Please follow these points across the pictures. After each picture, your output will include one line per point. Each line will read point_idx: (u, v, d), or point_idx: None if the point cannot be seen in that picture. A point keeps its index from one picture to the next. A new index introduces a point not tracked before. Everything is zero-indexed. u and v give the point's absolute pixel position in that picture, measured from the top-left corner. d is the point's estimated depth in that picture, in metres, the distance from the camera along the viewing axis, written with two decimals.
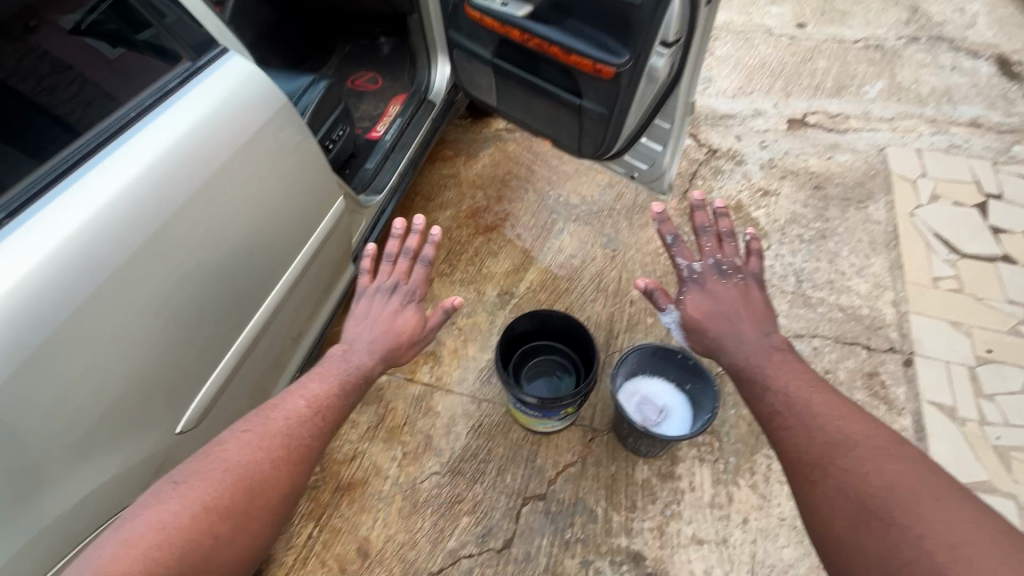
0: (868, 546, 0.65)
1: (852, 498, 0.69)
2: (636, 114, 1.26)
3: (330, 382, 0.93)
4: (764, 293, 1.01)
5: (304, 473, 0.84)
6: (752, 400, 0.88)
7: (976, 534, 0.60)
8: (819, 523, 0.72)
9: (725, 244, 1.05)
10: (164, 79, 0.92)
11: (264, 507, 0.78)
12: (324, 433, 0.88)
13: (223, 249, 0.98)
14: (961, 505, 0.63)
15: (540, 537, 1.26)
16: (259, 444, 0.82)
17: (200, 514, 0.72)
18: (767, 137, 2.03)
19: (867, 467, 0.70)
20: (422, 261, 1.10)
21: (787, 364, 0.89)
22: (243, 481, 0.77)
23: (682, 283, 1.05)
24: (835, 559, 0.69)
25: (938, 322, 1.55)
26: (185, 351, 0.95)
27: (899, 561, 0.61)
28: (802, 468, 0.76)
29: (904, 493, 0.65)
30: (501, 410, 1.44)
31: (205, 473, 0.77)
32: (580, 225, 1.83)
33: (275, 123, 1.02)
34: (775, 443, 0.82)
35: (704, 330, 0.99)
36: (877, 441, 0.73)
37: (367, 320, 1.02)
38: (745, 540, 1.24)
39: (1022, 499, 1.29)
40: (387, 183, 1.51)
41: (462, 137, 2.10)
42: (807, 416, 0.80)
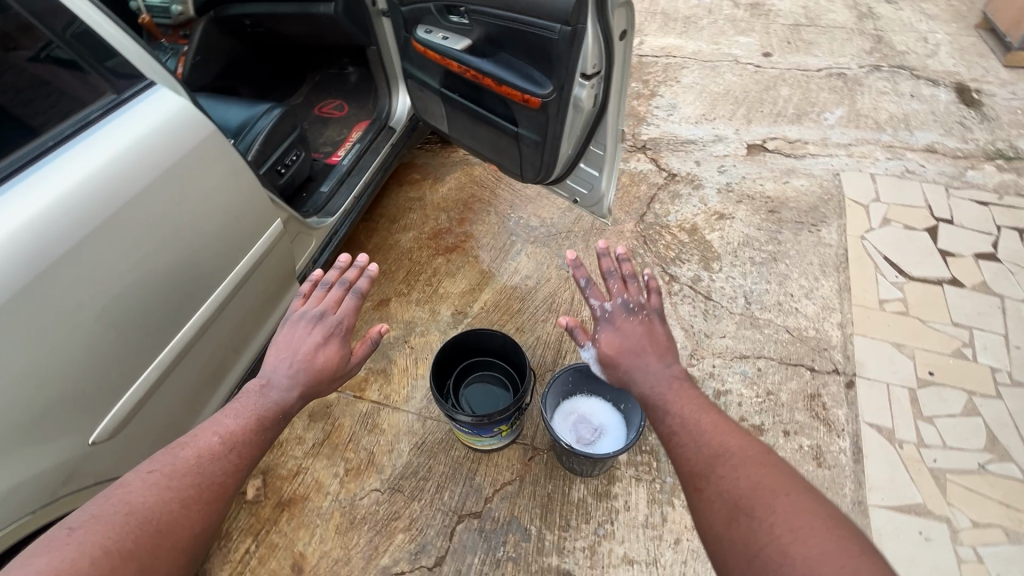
0: (738, 539, 0.70)
1: (726, 500, 0.73)
2: (569, 142, 1.31)
3: (246, 417, 0.93)
4: (667, 328, 1.01)
5: (219, 510, 0.82)
6: (655, 423, 0.89)
7: (811, 518, 0.68)
8: (701, 523, 0.76)
9: (629, 284, 1.06)
10: (87, 110, 0.97)
11: (173, 550, 0.75)
12: (240, 470, 0.86)
13: (149, 268, 1.03)
14: (805, 497, 0.71)
15: (472, 554, 1.27)
16: (167, 484, 0.79)
17: (100, 559, 0.68)
18: (726, 162, 2.07)
19: (739, 472, 0.76)
20: (355, 291, 1.13)
21: (685, 396, 0.89)
22: (147, 523, 0.74)
23: (596, 322, 1.04)
24: (712, 554, 0.74)
25: (881, 345, 1.57)
26: (106, 363, 0.99)
27: (757, 548, 0.68)
28: (689, 477, 0.79)
29: (764, 492, 0.72)
30: (445, 427, 1.46)
31: (103, 518, 0.73)
32: (537, 247, 1.86)
33: (203, 151, 1.08)
34: (672, 459, 0.84)
35: (616, 364, 0.98)
36: (749, 450, 0.79)
37: (287, 350, 1.03)
38: (676, 561, 1.24)
39: (954, 522, 1.29)
40: (341, 205, 1.57)
41: (430, 161, 2.17)
42: (697, 433, 0.82)
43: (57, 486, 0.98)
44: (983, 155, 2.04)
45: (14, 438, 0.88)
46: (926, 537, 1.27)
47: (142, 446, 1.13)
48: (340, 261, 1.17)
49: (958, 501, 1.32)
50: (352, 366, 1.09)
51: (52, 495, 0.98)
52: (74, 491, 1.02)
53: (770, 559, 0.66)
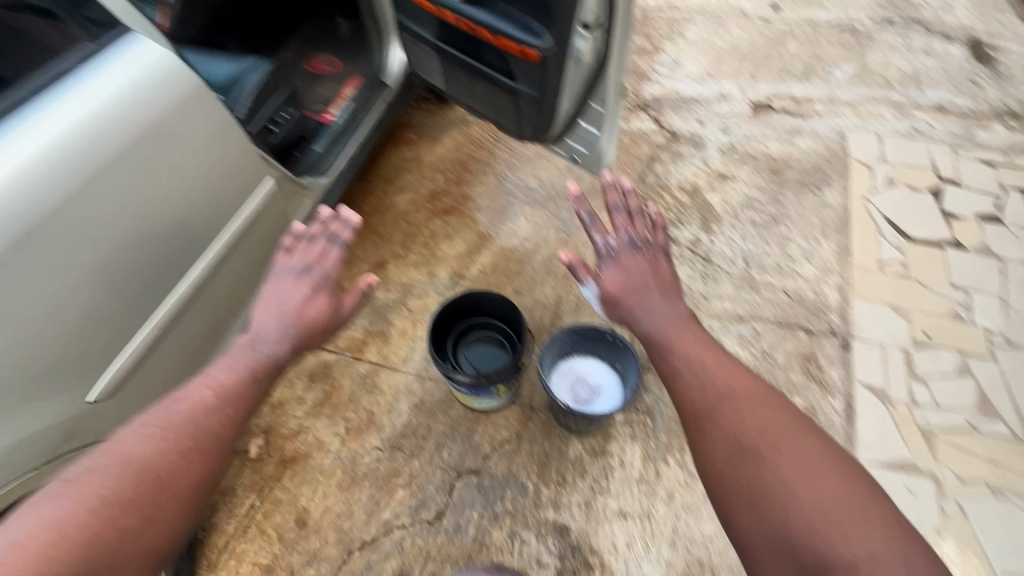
0: (744, 478, 0.74)
1: (733, 441, 0.76)
2: (568, 100, 1.29)
3: (238, 370, 0.97)
4: (672, 266, 1.03)
5: (215, 460, 0.89)
6: (657, 362, 0.90)
7: (818, 460, 0.73)
8: (703, 460, 0.80)
9: (635, 219, 1.06)
10: (63, 61, 0.93)
11: (173, 499, 0.83)
12: (235, 420, 0.92)
13: (141, 227, 1.01)
14: (810, 437, 0.75)
15: (471, 509, 1.30)
16: (163, 436, 0.86)
17: (98, 508, 0.77)
18: (729, 122, 2.01)
19: (745, 414, 0.78)
20: (338, 243, 1.13)
21: (689, 335, 0.90)
22: (144, 474, 0.82)
23: (599, 258, 1.04)
24: (712, 489, 0.78)
25: (879, 307, 1.57)
26: (105, 323, 1.00)
27: (763, 488, 0.72)
28: (692, 418, 0.82)
29: (771, 434, 0.75)
30: (443, 388, 1.48)
31: (100, 469, 0.80)
32: (535, 209, 1.84)
33: (190, 105, 1.03)
34: (674, 398, 0.86)
35: (619, 303, 0.99)
36: (754, 391, 0.81)
37: (276, 305, 1.05)
38: (668, 515, 1.28)
39: (940, 478, 1.33)
40: (334, 165, 1.54)
41: (427, 120, 2.09)
42: (702, 374, 0.84)
43: (58, 442, 1.02)
44: (992, 114, 1.99)
45: (15, 396, 0.90)
46: (911, 492, 1.31)
47: (141, 403, 1.15)
48: (321, 212, 1.13)
49: (945, 458, 1.35)
50: (341, 317, 1.11)
51: (55, 450, 1.02)
52: (77, 445, 1.05)
53: (777, 500, 0.71)
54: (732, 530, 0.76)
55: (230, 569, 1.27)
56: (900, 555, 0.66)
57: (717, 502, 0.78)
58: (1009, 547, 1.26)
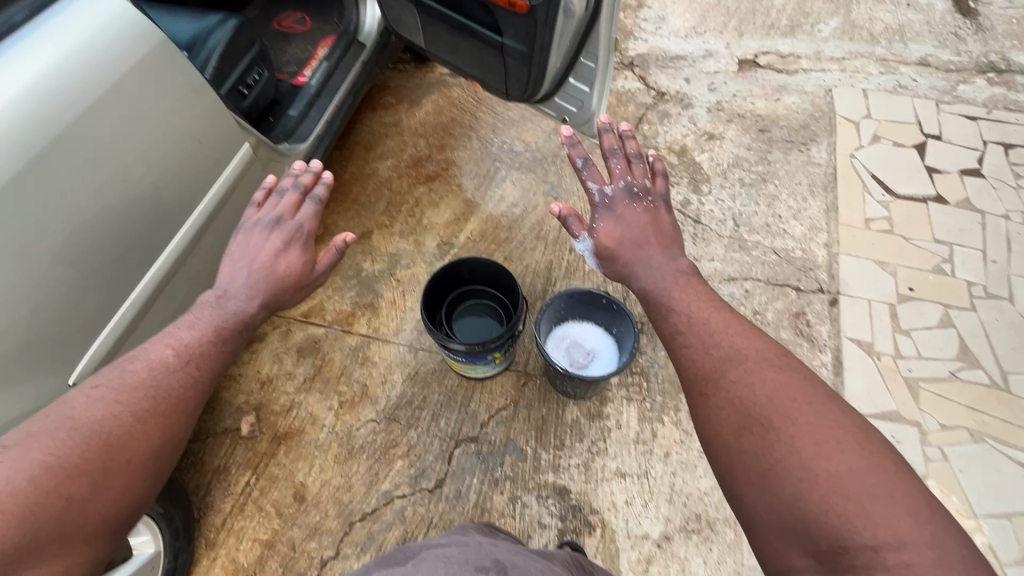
0: (749, 449, 0.70)
1: (739, 407, 0.72)
2: (558, 54, 1.23)
3: (201, 330, 0.88)
4: (673, 217, 1.01)
5: (179, 423, 0.79)
6: (658, 322, 0.88)
7: (838, 432, 0.67)
8: (707, 428, 0.76)
9: (634, 166, 1.05)
10: (10, 11, 0.83)
11: (131, 464, 0.73)
12: (200, 382, 0.83)
13: (109, 199, 0.94)
14: (829, 407, 0.69)
15: (470, 476, 1.31)
16: (116, 398, 0.76)
17: (39, 477, 0.66)
18: (716, 80, 1.97)
19: (754, 378, 0.74)
20: (313, 198, 1.07)
21: (693, 290, 0.89)
22: (95, 438, 0.72)
23: (594, 209, 1.03)
24: (717, 460, 0.74)
25: (865, 263, 1.59)
26: (73, 300, 0.93)
27: (773, 459, 0.67)
28: (696, 381, 0.78)
29: (782, 402, 0.70)
30: (437, 357, 1.46)
31: (42, 434, 0.70)
32: (523, 173, 1.79)
33: (155, 64, 0.96)
34: (675, 361, 0.83)
35: (617, 257, 0.98)
36: (765, 354, 0.77)
37: (244, 259, 0.97)
38: (665, 472, 1.30)
39: (923, 426, 1.38)
40: (312, 130, 1.46)
41: (405, 82, 2.01)
42: (706, 334, 0.81)
43: None
44: (975, 68, 1.98)
45: None
46: (896, 440, 1.36)
47: None
48: (295, 167, 1.09)
49: (928, 406, 1.40)
50: (318, 275, 1.04)
51: None
52: None
53: (787, 472, 0.65)
54: (738, 505, 0.72)
55: (230, 547, 1.25)
56: (934, 545, 0.58)
57: (721, 474, 0.74)
58: (989, 488, 1.32)
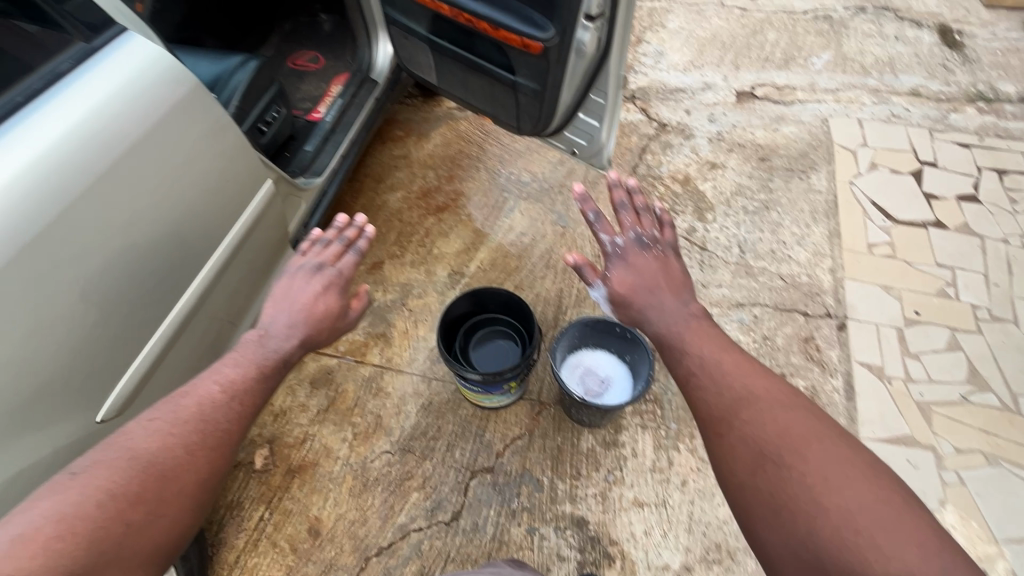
0: (763, 487, 0.70)
1: (752, 446, 0.73)
2: (569, 90, 1.28)
3: (245, 367, 0.90)
4: (683, 264, 1.02)
5: (225, 455, 0.81)
6: (673, 364, 0.88)
7: (848, 468, 0.67)
8: (722, 468, 0.76)
9: (642, 217, 1.06)
10: (56, 61, 0.88)
11: (182, 493, 0.75)
12: (244, 416, 0.85)
13: (136, 239, 0.96)
14: (837, 443, 0.70)
15: (488, 507, 1.30)
16: (169, 430, 0.77)
17: (105, 502, 0.68)
18: (716, 111, 2.03)
19: (765, 417, 0.75)
20: (354, 250, 1.11)
21: (703, 333, 0.89)
22: (151, 467, 0.73)
23: (607, 258, 1.03)
24: (733, 500, 0.75)
25: (870, 287, 1.62)
26: (106, 338, 0.95)
27: (788, 496, 0.68)
28: (710, 421, 0.79)
29: (793, 439, 0.71)
30: (451, 387, 1.46)
31: (106, 462, 0.72)
32: (530, 203, 1.82)
33: (188, 106, 1.00)
34: (690, 402, 0.84)
35: (630, 303, 0.98)
36: (776, 394, 0.78)
37: (286, 300, 1.00)
38: (683, 501, 1.30)
39: (939, 450, 1.38)
40: (327, 165, 1.50)
41: (413, 116, 2.06)
42: (718, 375, 0.82)
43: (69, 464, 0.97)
44: (965, 98, 2.05)
45: (13, 423, 0.84)
46: (913, 464, 1.36)
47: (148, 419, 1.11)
48: (339, 220, 1.13)
49: (942, 430, 1.40)
50: (350, 319, 1.08)
51: None
52: None
53: (801, 509, 0.66)
54: (755, 542, 0.72)
55: None
56: None
57: (738, 513, 0.74)
58: (1008, 513, 1.32)
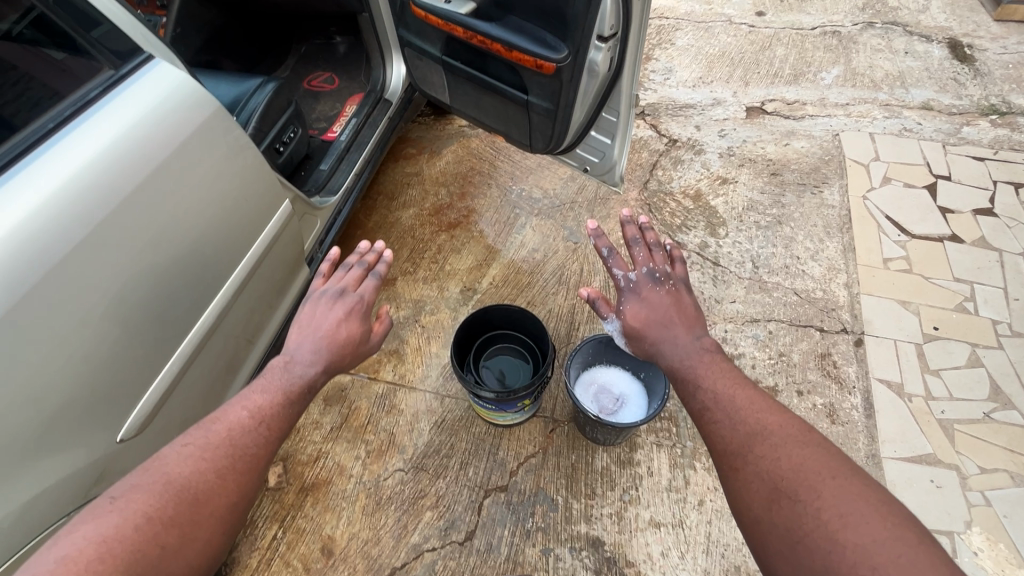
0: (778, 524, 0.69)
1: (768, 481, 0.72)
2: (581, 109, 1.28)
3: (272, 394, 0.91)
4: (695, 298, 1.01)
5: (255, 480, 0.82)
6: (686, 399, 0.88)
7: (864, 505, 0.66)
8: (739, 505, 0.75)
9: (655, 253, 1.06)
10: (85, 88, 0.91)
11: (213, 517, 0.76)
12: (272, 441, 0.86)
13: (157, 261, 0.97)
14: (852, 479, 0.69)
15: (502, 527, 1.28)
16: (201, 455, 0.79)
17: (142, 525, 0.70)
18: (726, 126, 2.03)
19: (780, 453, 0.74)
20: (374, 275, 1.13)
21: (717, 367, 0.89)
22: (184, 492, 0.75)
23: (620, 293, 1.03)
24: (749, 535, 0.73)
25: (887, 302, 1.60)
26: (128, 358, 0.96)
27: (803, 531, 0.67)
28: (725, 456, 0.78)
29: (808, 475, 0.70)
30: (464, 404, 1.46)
31: (143, 486, 0.74)
32: (542, 219, 1.83)
33: (209, 130, 1.03)
34: (705, 437, 0.83)
35: (643, 337, 0.97)
36: (790, 430, 0.77)
37: (310, 326, 1.01)
38: (700, 521, 1.27)
39: (963, 470, 1.35)
40: (342, 184, 1.52)
41: (425, 134, 2.09)
42: (732, 411, 0.81)
43: (88, 486, 0.97)
44: (977, 111, 2.04)
45: (28, 447, 0.84)
46: (937, 485, 1.33)
47: (167, 436, 1.11)
48: (359, 246, 1.16)
49: (966, 450, 1.37)
50: (372, 343, 1.09)
51: (84, 494, 0.97)
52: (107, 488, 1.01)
53: (817, 545, 0.65)
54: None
55: None
56: None
57: (754, 549, 0.73)
58: None
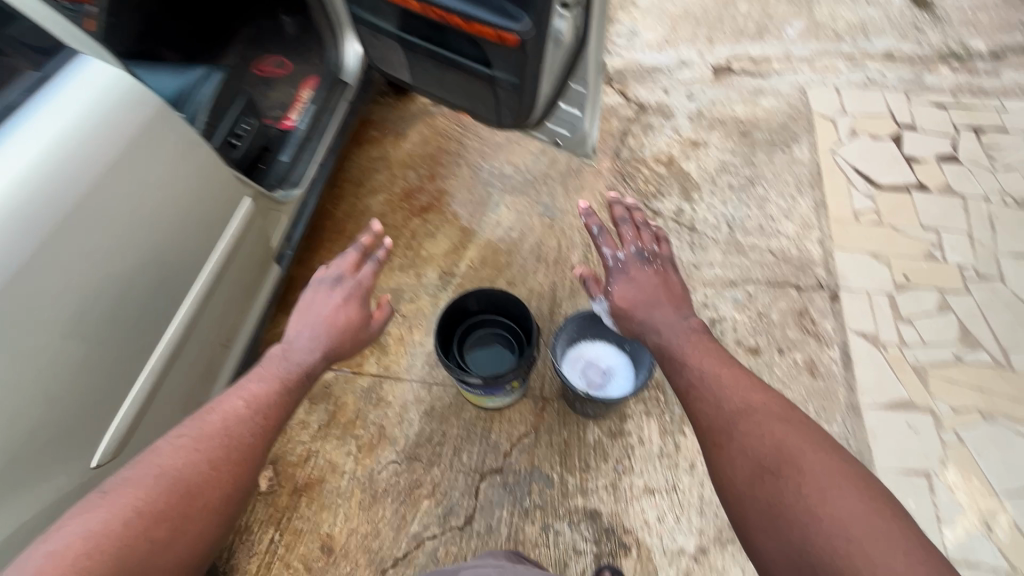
0: (760, 497, 0.70)
1: (751, 458, 0.73)
2: (549, 81, 1.25)
3: (269, 381, 0.91)
4: (683, 278, 1.02)
5: (249, 471, 0.81)
6: (673, 375, 0.89)
7: (842, 479, 0.67)
8: (721, 479, 0.76)
9: (643, 233, 1.06)
10: (10, 94, 0.85)
11: (206, 509, 0.75)
12: (266, 432, 0.85)
13: (114, 273, 0.92)
14: (832, 455, 0.70)
15: (500, 508, 1.30)
16: (194, 447, 0.78)
17: (132, 520, 0.68)
18: (694, 88, 2.00)
19: (763, 429, 0.75)
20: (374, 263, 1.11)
21: (701, 346, 0.90)
22: (178, 483, 0.74)
23: (609, 273, 1.03)
24: (732, 508, 0.75)
25: (859, 255, 1.63)
26: (96, 378, 0.93)
27: (781, 505, 0.67)
28: (710, 433, 0.80)
29: (790, 450, 0.71)
30: (451, 390, 1.44)
31: (136, 479, 0.73)
32: (516, 196, 1.79)
33: (156, 129, 0.95)
34: (691, 414, 0.84)
35: (630, 316, 0.98)
36: (774, 407, 0.78)
37: (308, 314, 1.01)
38: (693, 484, 1.31)
39: (937, 412, 1.41)
40: (305, 175, 1.46)
41: (388, 114, 1.98)
42: (717, 389, 0.82)
43: None
44: (938, 58, 2.05)
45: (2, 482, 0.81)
46: (913, 428, 1.39)
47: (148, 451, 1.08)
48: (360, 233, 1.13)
49: (940, 393, 1.43)
50: (372, 330, 1.08)
51: None
52: None
53: (794, 517, 0.66)
54: (753, 552, 0.71)
55: None
56: None
57: (736, 522, 0.74)
58: (1006, 467, 1.35)
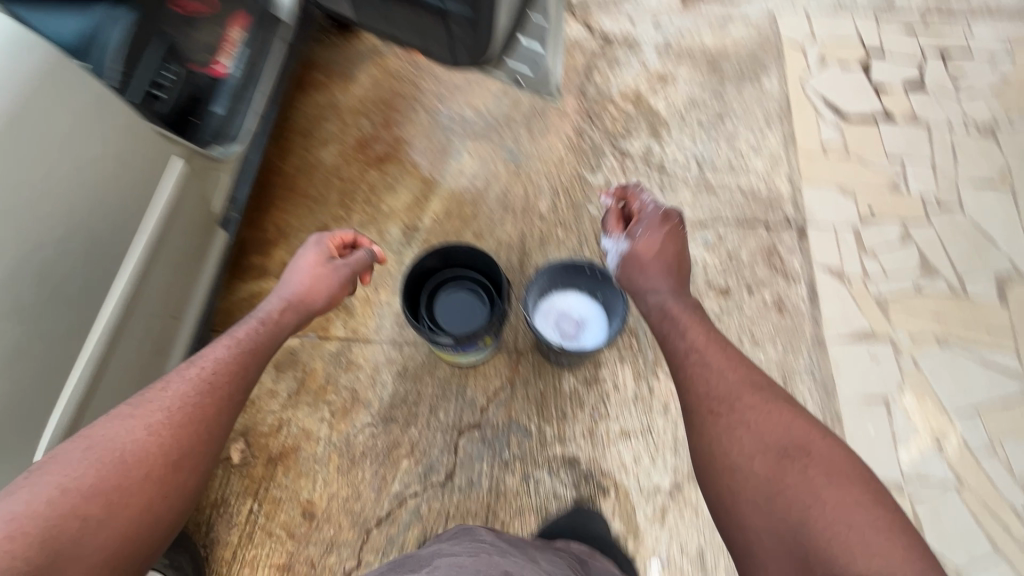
0: (760, 472, 0.78)
1: (758, 437, 0.81)
2: (505, 12, 1.14)
3: (217, 357, 0.92)
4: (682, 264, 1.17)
5: (190, 439, 0.83)
6: (674, 342, 0.98)
7: (839, 465, 0.76)
8: (718, 447, 0.83)
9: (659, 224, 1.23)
10: None
11: (144, 477, 0.77)
12: (209, 404, 0.86)
13: (31, 252, 0.83)
14: (829, 445, 0.80)
15: (480, 462, 1.31)
16: (130, 422, 0.80)
17: (56, 497, 0.71)
18: (660, 16, 1.86)
19: (772, 414, 0.83)
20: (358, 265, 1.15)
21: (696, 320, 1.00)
22: (111, 457, 0.76)
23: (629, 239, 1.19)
24: (722, 476, 0.82)
25: (826, 189, 1.63)
26: (26, 367, 0.86)
27: (782, 481, 0.76)
28: (716, 407, 0.86)
29: (796, 436, 0.80)
30: (423, 349, 1.40)
31: (68, 457, 0.75)
32: (478, 141, 1.69)
33: (55, 86, 0.84)
34: (695, 388, 0.90)
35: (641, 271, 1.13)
36: (779, 397, 0.86)
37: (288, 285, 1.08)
38: (667, 424, 1.34)
39: (896, 341, 1.46)
40: (244, 129, 1.35)
41: (333, 55, 1.79)
42: (727, 372, 0.90)
43: None
44: None
45: None
46: (873, 358, 1.45)
47: None
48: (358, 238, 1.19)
49: (899, 322, 1.48)
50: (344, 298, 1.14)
51: None
52: None
53: (794, 493, 0.74)
54: (736, 518, 0.79)
55: None
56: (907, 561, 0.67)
57: (723, 492, 0.81)
58: (957, 388, 1.43)
